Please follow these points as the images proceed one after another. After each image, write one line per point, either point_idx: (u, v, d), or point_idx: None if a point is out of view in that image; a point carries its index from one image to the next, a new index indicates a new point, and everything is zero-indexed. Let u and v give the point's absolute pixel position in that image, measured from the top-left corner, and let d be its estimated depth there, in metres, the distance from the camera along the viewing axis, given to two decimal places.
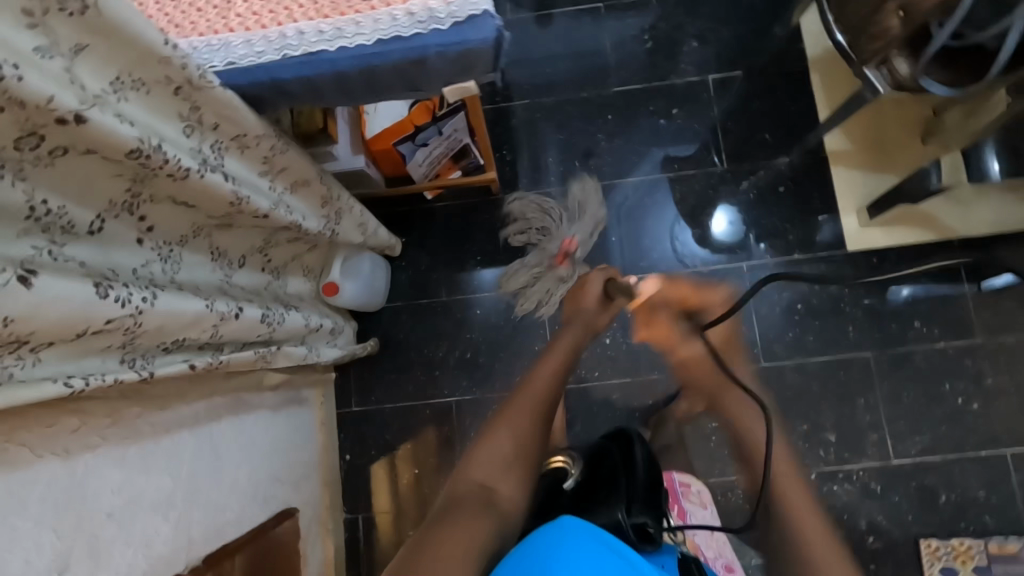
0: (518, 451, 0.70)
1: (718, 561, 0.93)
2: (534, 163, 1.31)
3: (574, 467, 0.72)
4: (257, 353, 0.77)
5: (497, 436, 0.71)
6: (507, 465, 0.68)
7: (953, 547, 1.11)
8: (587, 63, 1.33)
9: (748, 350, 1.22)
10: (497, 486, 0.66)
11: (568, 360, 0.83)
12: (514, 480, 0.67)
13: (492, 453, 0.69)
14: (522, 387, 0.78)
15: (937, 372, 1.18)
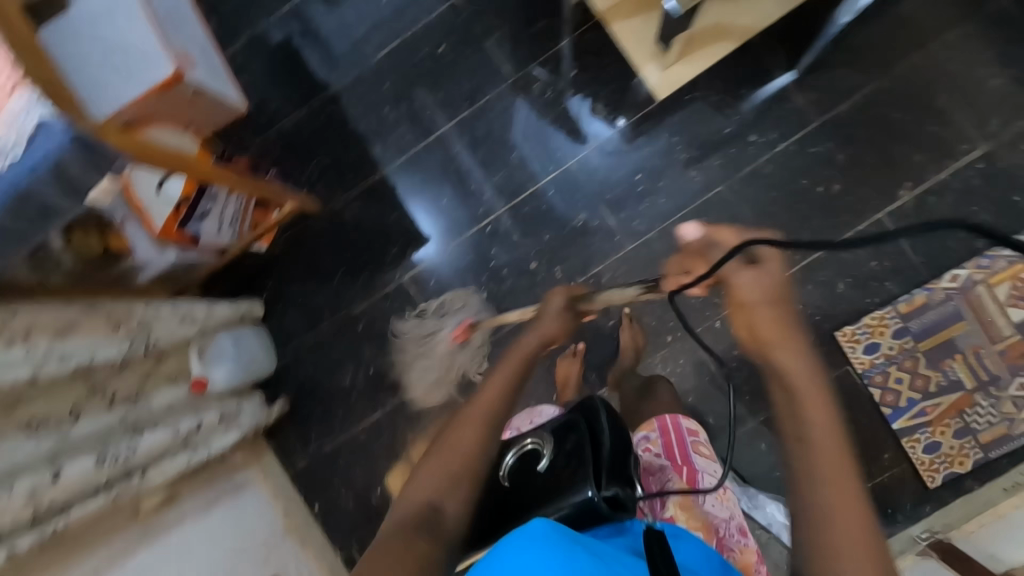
0: (464, 470, 0.67)
1: (733, 530, 0.86)
2: (342, 165, 1.28)
3: (545, 445, 0.76)
4: (105, 497, 0.83)
5: (441, 462, 0.68)
6: (452, 483, 0.67)
7: (868, 325, 1.13)
8: (342, 47, 1.29)
9: (613, 240, 1.20)
10: (442, 507, 0.65)
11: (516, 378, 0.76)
12: (458, 505, 0.66)
13: (423, 479, 0.67)
14: (474, 399, 0.74)
15: (790, 171, 1.16)
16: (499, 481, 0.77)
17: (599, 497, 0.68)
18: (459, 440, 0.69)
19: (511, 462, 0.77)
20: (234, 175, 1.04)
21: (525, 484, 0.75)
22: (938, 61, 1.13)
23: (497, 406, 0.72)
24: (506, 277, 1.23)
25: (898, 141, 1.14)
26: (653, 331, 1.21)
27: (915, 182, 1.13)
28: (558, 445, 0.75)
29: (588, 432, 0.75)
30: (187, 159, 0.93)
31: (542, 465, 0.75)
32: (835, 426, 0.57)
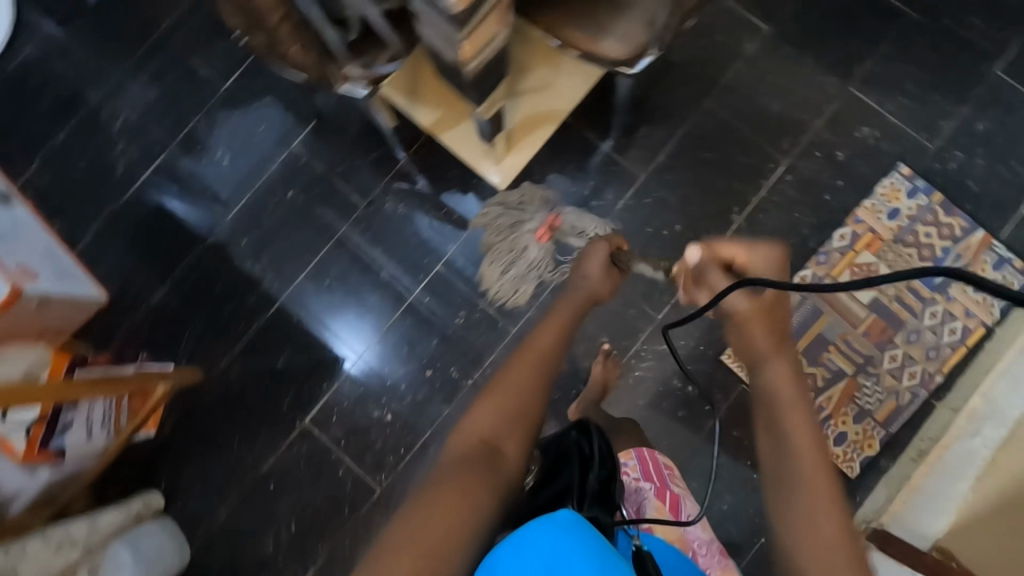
0: (514, 410, 0.75)
1: (713, 548, 0.96)
2: (215, 327, 1.26)
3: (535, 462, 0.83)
4: None
5: (499, 398, 0.75)
6: (510, 421, 0.74)
7: (746, 342, 1.20)
8: (191, 214, 1.30)
9: (497, 327, 1.24)
10: (501, 445, 0.71)
11: (563, 338, 0.87)
12: (518, 442, 0.72)
13: (491, 408, 0.74)
14: (519, 354, 0.84)
15: (636, 222, 1.25)
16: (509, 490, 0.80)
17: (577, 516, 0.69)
18: (515, 379, 0.78)
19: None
20: (96, 382, 0.99)
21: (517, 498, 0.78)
22: (731, 97, 1.27)
23: (546, 353, 0.83)
24: (406, 391, 1.22)
25: (716, 172, 1.25)
26: (561, 401, 1.23)
27: (742, 205, 1.24)
28: (545, 458, 0.81)
29: (574, 452, 0.80)
30: (35, 385, 0.88)
31: (527, 480, 0.80)
32: (815, 435, 0.61)
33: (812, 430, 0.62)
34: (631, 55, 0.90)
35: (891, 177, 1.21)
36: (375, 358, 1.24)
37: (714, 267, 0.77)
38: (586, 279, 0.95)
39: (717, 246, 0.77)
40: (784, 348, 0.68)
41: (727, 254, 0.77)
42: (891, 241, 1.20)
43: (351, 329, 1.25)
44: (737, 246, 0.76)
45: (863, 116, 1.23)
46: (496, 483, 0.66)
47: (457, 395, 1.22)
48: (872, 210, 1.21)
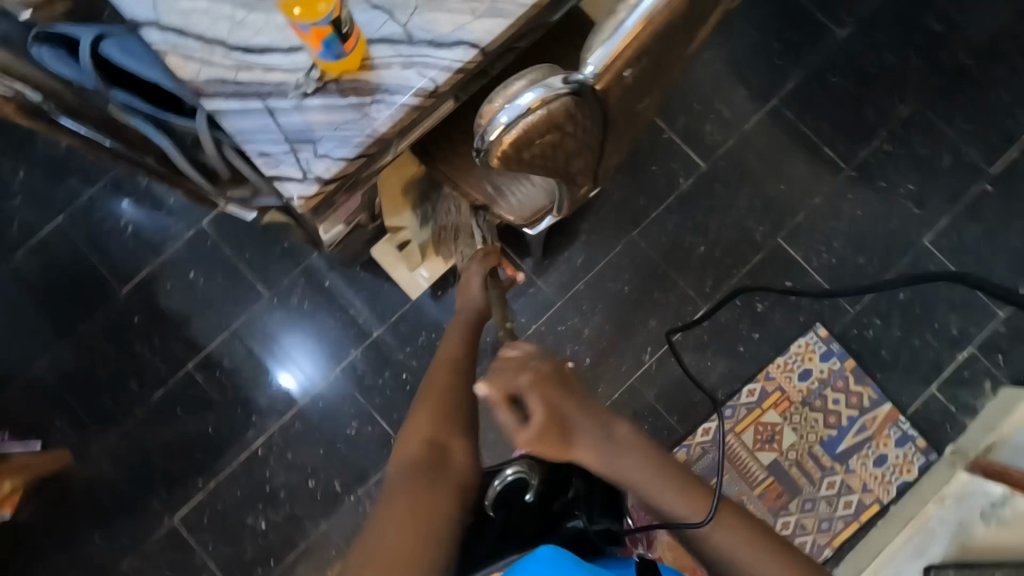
0: (442, 428, 0.66)
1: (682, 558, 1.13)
2: (94, 409, 1.19)
3: (536, 474, 0.69)
4: None
5: (431, 404, 0.68)
6: (445, 428, 0.66)
7: None
8: (83, 284, 1.23)
9: (388, 443, 1.19)
10: (446, 444, 0.64)
11: (470, 338, 0.82)
12: (462, 444, 0.65)
13: (428, 420, 0.67)
14: (436, 362, 0.76)
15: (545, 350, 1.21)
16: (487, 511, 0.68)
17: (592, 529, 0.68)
18: (438, 385, 0.71)
19: (499, 487, 0.68)
20: None
21: (512, 510, 0.69)
22: (659, 231, 1.23)
23: (461, 362, 0.75)
24: (284, 500, 1.17)
25: (634, 308, 1.21)
26: None
27: (655, 346, 1.20)
28: (550, 471, 0.71)
29: None
30: None
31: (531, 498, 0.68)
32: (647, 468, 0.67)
33: (645, 474, 0.67)
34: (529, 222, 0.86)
35: (807, 337, 1.19)
36: (317, 372, 1.21)
37: (500, 406, 0.65)
38: (475, 296, 0.89)
39: (489, 369, 0.68)
40: (582, 440, 0.65)
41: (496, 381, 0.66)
42: (799, 403, 1.18)
43: (294, 352, 1.21)
44: (497, 376, 0.67)
45: (786, 269, 1.21)
46: (447, 485, 0.60)
47: (335, 511, 1.16)
48: (784, 370, 1.18)
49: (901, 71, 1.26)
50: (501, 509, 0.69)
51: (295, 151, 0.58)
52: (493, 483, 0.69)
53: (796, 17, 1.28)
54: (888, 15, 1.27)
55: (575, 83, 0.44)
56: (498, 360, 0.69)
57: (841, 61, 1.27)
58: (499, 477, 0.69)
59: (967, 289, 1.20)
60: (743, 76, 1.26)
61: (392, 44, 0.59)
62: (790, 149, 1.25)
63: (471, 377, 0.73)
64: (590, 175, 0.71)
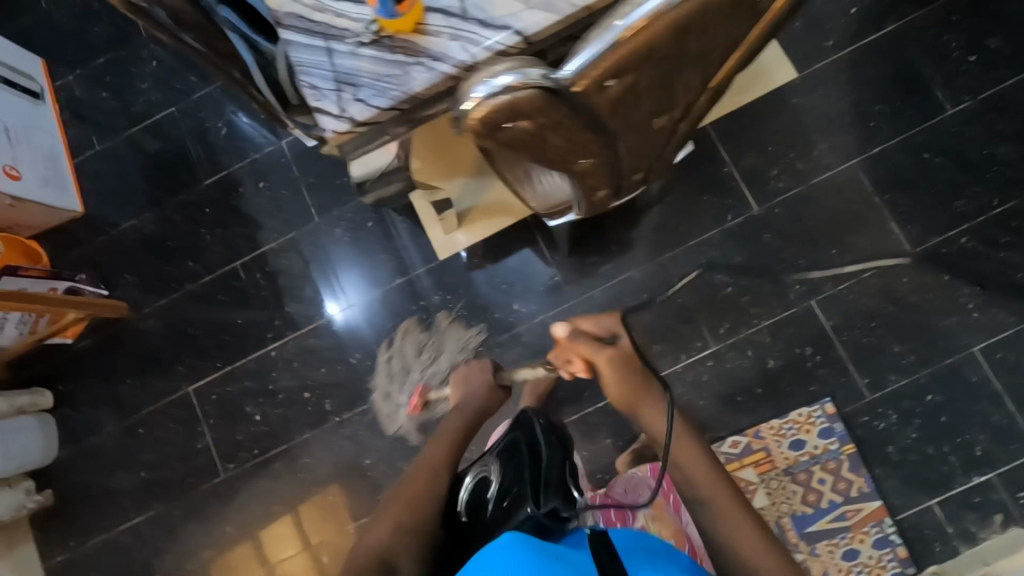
0: (406, 528, 0.86)
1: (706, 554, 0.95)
2: (155, 275, 1.37)
3: (496, 474, 0.93)
4: None
5: (390, 515, 0.88)
6: (405, 536, 0.85)
7: None
8: (175, 168, 1.41)
9: (380, 381, 1.28)
10: (394, 558, 0.81)
11: (455, 447, 1.00)
12: (413, 551, 0.84)
13: (382, 527, 0.87)
14: (418, 462, 0.99)
15: (544, 341, 1.24)
16: (459, 517, 0.91)
17: (539, 513, 0.83)
18: (405, 492, 0.92)
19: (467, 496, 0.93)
20: (31, 296, 1.15)
21: (480, 515, 0.89)
22: (689, 260, 1.22)
23: (437, 464, 0.96)
24: (280, 401, 1.30)
25: (642, 328, 1.21)
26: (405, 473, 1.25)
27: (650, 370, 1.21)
28: (505, 470, 0.92)
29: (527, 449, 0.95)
30: None
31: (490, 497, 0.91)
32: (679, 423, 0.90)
33: (682, 431, 0.89)
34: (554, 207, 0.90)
35: (810, 408, 1.15)
36: (357, 300, 1.31)
37: (586, 343, 0.92)
38: (472, 397, 1.06)
39: (579, 322, 0.95)
40: (639, 386, 0.91)
41: (583, 330, 0.94)
42: (782, 470, 1.14)
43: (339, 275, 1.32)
44: (590, 324, 0.95)
45: (810, 334, 1.17)
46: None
47: (319, 426, 1.28)
48: (775, 432, 1.14)
49: (1010, 164, 1.15)
50: (469, 512, 0.91)
51: (338, 90, 0.65)
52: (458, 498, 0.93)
53: (902, 81, 1.20)
54: (1014, 102, 1.16)
55: (557, 80, 0.46)
56: (584, 318, 0.96)
57: (944, 137, 1.17)
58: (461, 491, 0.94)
59: (1008, 412, 1.10)
60: (828, 129, 1.21)
61: (448, 16, 0.64)
62: (855, 215, 1.18)
63: (440, 487, 0.93)
64: (608, 179, 0.74)
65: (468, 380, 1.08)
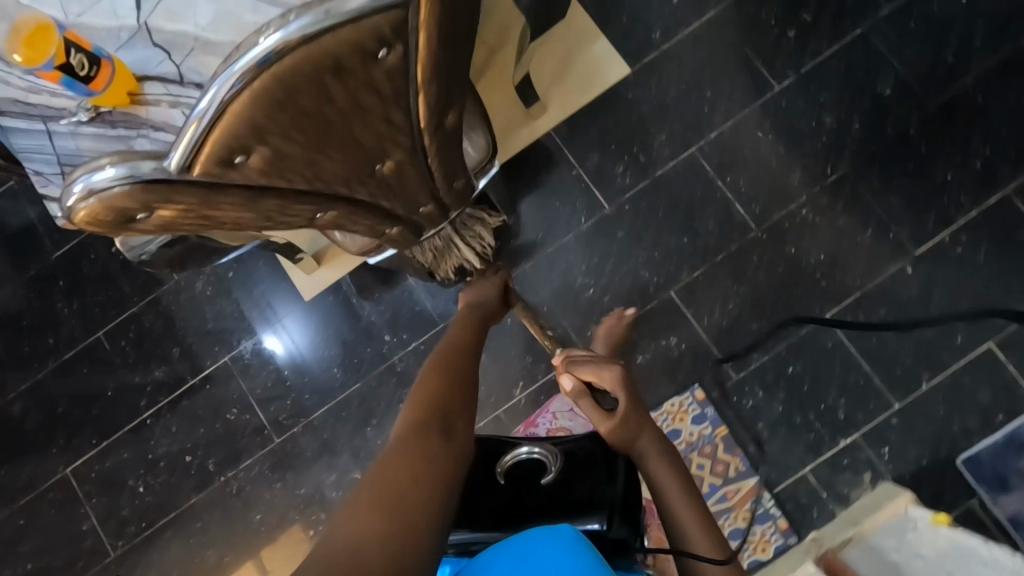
0: (458, 388, 0.78)
1: None
2: (14, 359, 1.31)
3: (556, 463, 0.80)
4: None
5: (431, 379, 0.80)
6: (445, 406, 0.75)
7: None
8: (21, 245, 1.34)
9: (261, 433, 1.24)
10: (452, 421, 0.72)
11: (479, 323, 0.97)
12: (466, 420, 0.74)
13: (425, 393, 0.77)
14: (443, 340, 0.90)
15: (419, 368, 1.22)
16: (497, 477, 0.80)
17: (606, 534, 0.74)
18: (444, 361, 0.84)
19: (517, 460, 0.81)
20: None
21: (532, 485, 0.80)
22: (550, 268, 1.22)
23: (467, 344, 0.89)
24: (162, 469, 1.26)
25: (513, 341, 1.21)
26: (298, 522, 1.22)
27: (527, 382, 1.20)
28: (568, 467, 0.80)
29: (602, 453, 0.82)
30: None
31: (546, 479, 0.79)
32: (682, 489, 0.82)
33: (675, 460, 0.86)
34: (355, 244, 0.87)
35: (681, 396, 1.16)
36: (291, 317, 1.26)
37: (582, 397, 0.91)
38: (487, 302, 1.01)
39: (578, 367, 0.95)
40: (638, 422, 0.87)
41: (584, 377, 0.94)
42: None
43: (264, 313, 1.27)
44: (586, 370, 0.93)
45: (673, 324, 1.18)
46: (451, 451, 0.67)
47: (206, 488, 1.24)
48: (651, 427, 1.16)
49: (837, 134, 1.18)
50: (512, 477, 0.81)
51: (64, 173, 0.62)
52: (514, 453, 0.81)
53: (729, 65, 1.22)
54: (835, 72, 1.20)
55: (167, 168, 0.49)
56: (587, 368, 0.94)
57: (775, 113, 1.20)
58: (520, 452, 0.81)
59: (864, 373, 1.13)
60: (667, 120, 1.22)
61: (165, 83, 0.62)
62: (702, 201, 1.20)
63: (473, 369, 0.84)
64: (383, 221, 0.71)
65: (483, 292, 1.01)
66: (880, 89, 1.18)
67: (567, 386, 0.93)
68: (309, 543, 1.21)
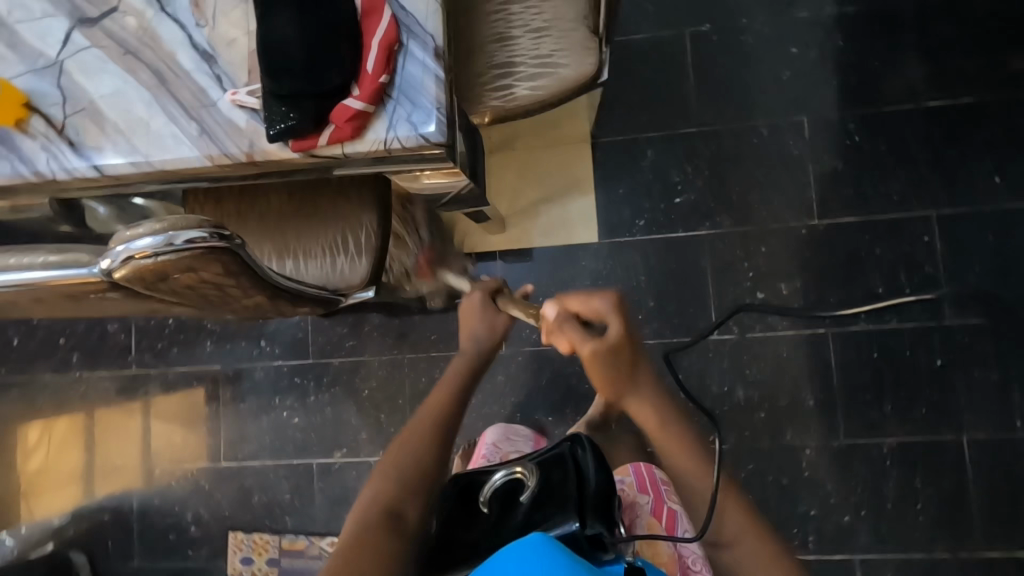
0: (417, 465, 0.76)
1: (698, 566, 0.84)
2: None
3: (531, 480, 0.74)
4: None
5: (395, 450, 0.78)
6: (416, 483, 0.75)
7: (252, 540, 1.25)
8: None
9: (125, 357, 1.34)
10: (406, 507, 0.73)
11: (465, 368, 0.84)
12: (422, 503, 0.74)
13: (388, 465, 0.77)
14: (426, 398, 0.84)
15: (273, 385, 1.28)
16: (477, 506, 0.75)
17: (583, 533, 0.64)
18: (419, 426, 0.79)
19: (494, 487, 0.75)
20: None
21: (506, 509, 0.73)
22: (426, 369, 1.24)
23: (440, 404, 0.81)
24: (36, 338, 1.37)
25: (358, 412, 1.25)
26: (116, 444, 1.34)
27: (349, 450, 1.25)
28: (543, 477, 0.74)
29: (572, 460, 0.74)
30: None
31: (523, 498, 0.72)
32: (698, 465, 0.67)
33: (668, 408, 0.69)
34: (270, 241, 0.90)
35: None
36: None
37: (568, 323, 0.68)
38: (479, 347, 0.85)
39: (564, 296, 0.71)
40: (629, 367, 0.68)
41: (572, 308, 0.70)
42: None
43: None
44: (579, 300, 0.70)
45: None
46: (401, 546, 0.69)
47: (61, 374, 1.36)
48: None
49: (740, 409, 1.15)
50: (495, 505, 0.74)
51: None
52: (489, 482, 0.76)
53: (687, 288, 1.18)
54: (776, 352, 1.15)
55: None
56: (571, 294, 0.71)
57: (698, 358, 1.17)
58: (496, 476, 0.77)
59: None
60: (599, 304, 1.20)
61: (48, 124, 0.65)
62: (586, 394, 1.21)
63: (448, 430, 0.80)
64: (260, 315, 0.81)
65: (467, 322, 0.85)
66: (803, 395, 1.14)
67: (546, 315, 0.69)
68: (114, 465, 1.33)
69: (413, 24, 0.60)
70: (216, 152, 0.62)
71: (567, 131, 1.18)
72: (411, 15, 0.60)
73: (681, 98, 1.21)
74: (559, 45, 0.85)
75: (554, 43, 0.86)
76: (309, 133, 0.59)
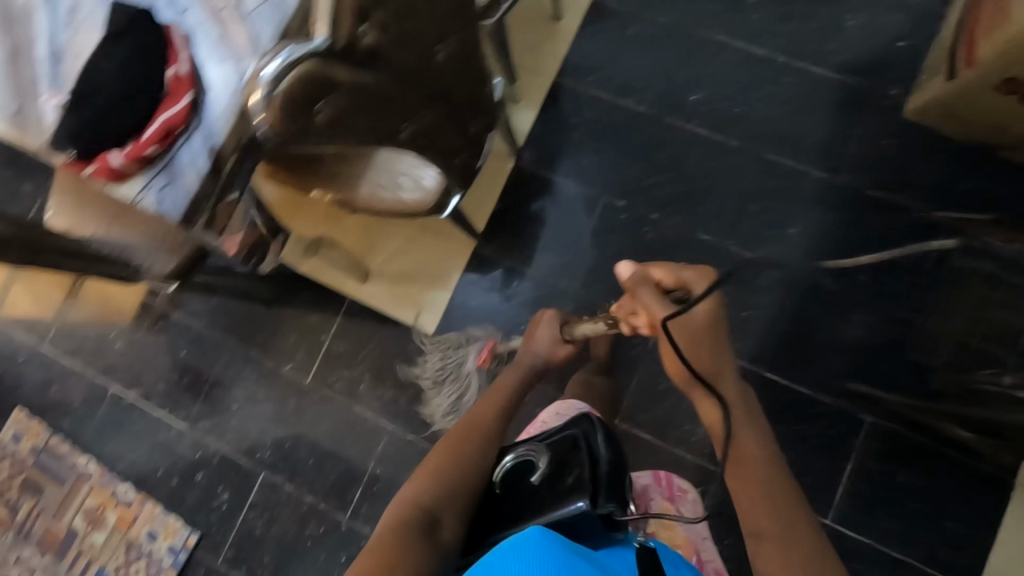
0: (453, 477, 0.82)
1: (711, 564, 0.92)
2: None
3: (542, 463, 0.81)
4: None
5: (434, 457, 0.85)
6: (448, 495, 0.80)
7: (27, 423, 1.34)
8: None
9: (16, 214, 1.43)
10: (440, 516, 0.77)
11: (501, 405, 0.96)
12: (455, 508, 0.79)
13: (424, 475, 0.83)
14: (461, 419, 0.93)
15: (115, 305, 1.37)
16: (493, 487, 0.84)
17: (591, 511, 0.73)
18: (447, 443, 0.87)
19: (503, 470, 0.85)
20: None
21: (520, 490, 0.82)
22: (239, 362, 1.32)
23: (472, 422, 0.91)
24: None
25: (169, 366, 1.34)
26: None
27: (145, 394, 1.33)
28: (554, 462, 0.80)
29: (582, 440, 0.80)
30: None
31: (535, 479, 0.80)
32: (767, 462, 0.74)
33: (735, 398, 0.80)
34: (114, 253, 0.95)
35: (184, 526, 1.26)
36: None
37: (649, 290, 0.80)
38: (532, 363, 1.06)
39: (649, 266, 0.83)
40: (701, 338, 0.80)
41: (654, 276, 0.82)
42: (127, 537, 1.27)
43: None
44: (662, 270, 0.82)
45: (239, 485, 1.27)
46: (429, 550, 0.72)
47: None
48: (153, 514, 1.28)
49: None
50: (506, 488, 0.84)
51: None
52: (499, 464, 0.85)
53: None
54: None
55: None
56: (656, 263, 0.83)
57: None
58: (506, 459, 0.85)
59: None
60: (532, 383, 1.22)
61: None
62: (355, 458, 1.26)
63: (485, 444, 0.88)
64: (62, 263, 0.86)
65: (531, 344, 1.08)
66: None
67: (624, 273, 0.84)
68: None
69: (209, 117, 0.68)
70: (18, 134, 0.72)
71: (452, 235, 1.29)
72: (212, 110, 0.68)
73: (570, 254, 1.26)
74: (412, 169, 0.93)
75: (409, 166, 0.93)
76: (79, 159, 0.68)
